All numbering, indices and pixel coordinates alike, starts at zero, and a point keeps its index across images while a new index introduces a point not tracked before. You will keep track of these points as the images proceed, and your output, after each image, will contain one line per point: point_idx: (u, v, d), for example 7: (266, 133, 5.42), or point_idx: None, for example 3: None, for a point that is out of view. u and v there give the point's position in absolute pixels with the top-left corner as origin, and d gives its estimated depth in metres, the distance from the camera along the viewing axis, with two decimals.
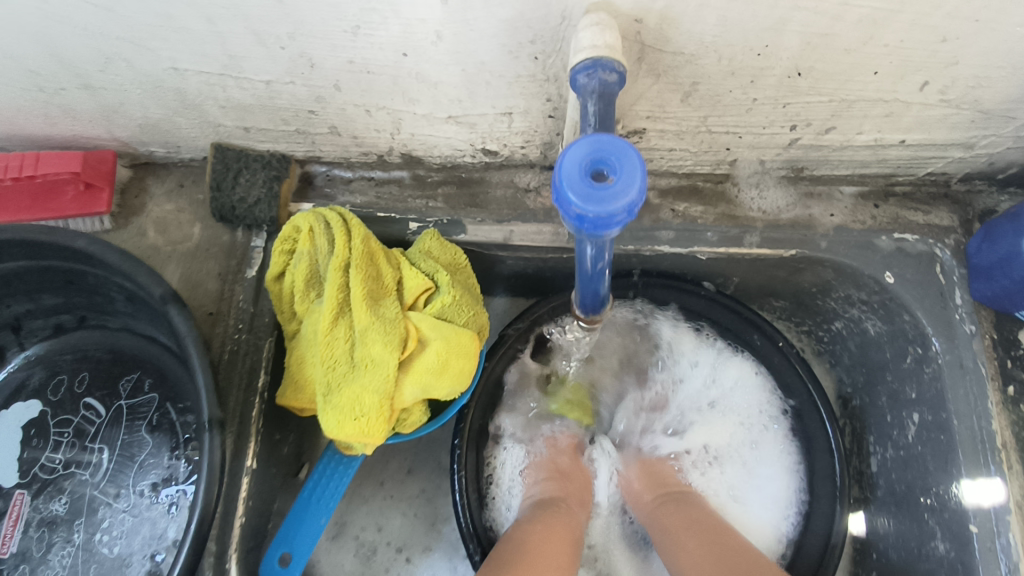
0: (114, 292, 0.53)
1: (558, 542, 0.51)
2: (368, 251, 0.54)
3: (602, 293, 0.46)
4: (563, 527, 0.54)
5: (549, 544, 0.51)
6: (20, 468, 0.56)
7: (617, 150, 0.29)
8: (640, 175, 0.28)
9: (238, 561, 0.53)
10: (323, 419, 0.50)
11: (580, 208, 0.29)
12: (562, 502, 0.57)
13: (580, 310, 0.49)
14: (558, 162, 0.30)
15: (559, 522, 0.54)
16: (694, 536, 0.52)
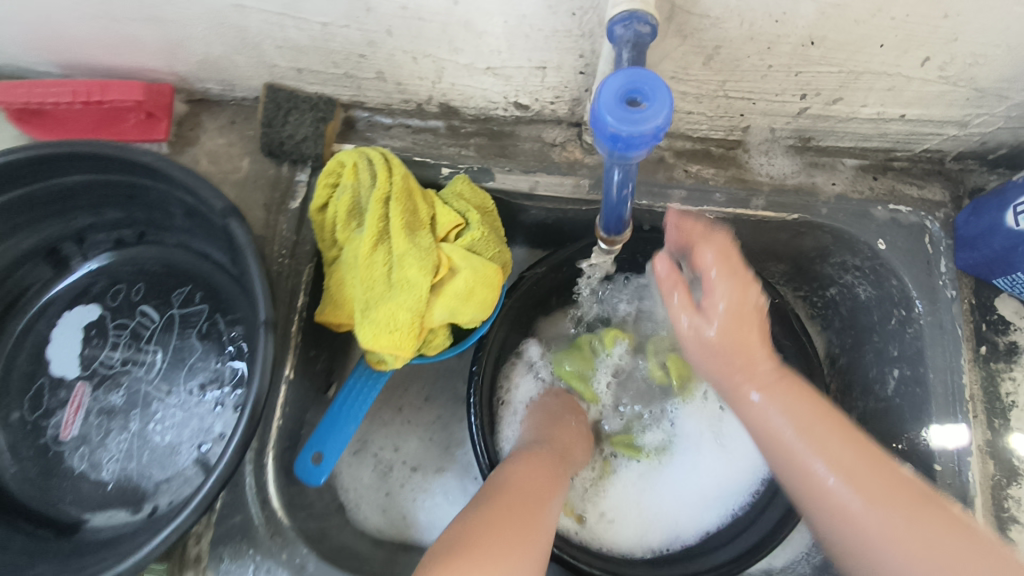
0: (174, 208, 0.59)
1: (545, 484, 0.55)
2: (406, 187, 0.59)
3: (625, 217, 0.50)
4: (550, 472, 0.57)
5: (534, 483, 0.54)
6: (81, 363, 0.62)
7: (649, 82, 0.34)
8: (669, 105, 0.34)
9: (274, 455, 0.60)
10: (361, 332, 0.56)
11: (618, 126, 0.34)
12: (551, 453, 0.60)
13: (604, 234, 0.53)
14: (597, 91, 0.35)
15: (547, 469, 0.57)
16: (819, 429, 0.44)
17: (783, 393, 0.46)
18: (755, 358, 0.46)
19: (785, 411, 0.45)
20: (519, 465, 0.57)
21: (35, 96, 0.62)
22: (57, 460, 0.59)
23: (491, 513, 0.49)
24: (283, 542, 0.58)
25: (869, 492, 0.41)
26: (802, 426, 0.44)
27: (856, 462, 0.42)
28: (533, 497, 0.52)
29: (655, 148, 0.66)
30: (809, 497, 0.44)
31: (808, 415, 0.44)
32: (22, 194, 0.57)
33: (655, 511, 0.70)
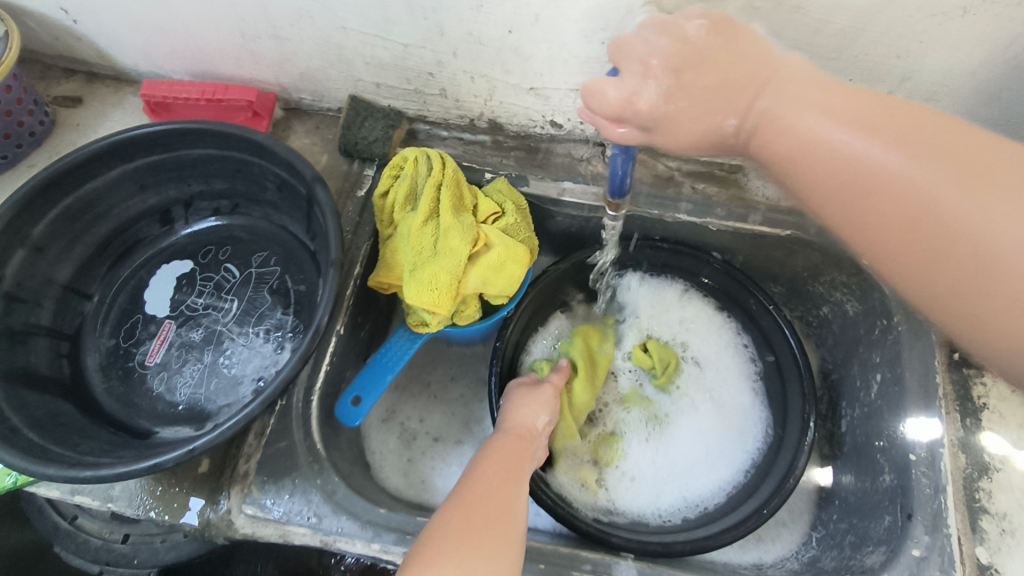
0: (269, 181, 0.72)
1: (507, 478, 0.58)
2: (456, 179, 0.71)
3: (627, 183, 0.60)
4: (514, 463, 0.60)
5: (497, 477, 0.57)
6: (171, 305, 0.74)
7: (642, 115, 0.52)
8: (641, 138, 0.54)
9: (319, 399, 0.69)
10: (407, 289, 0.66)
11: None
12: (518, 440, 0.63)
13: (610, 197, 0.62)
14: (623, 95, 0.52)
15: (508, 458, 0.60)
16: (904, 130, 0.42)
17: (835, 113, 0.43)
18: (788, 88, 0.44)
19: (848, 133, 0.42)
20: (484, 460, 0.60)
21: (172, 92, 0.78)
22: (140, 380, 0.69)
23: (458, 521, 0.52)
24: (319, 468, 0.66)
25: (966, 176, 0.40)
26: (879, 139, 0.42)
27: (944, 154, 0.40)
28: (494, 493, 0.55)
29: (667, 167, 0.78)
30: (895, 219, 0.42)
31: (878, 126, 0.42)
32: (153, 160, 0.71)
33: (661, 473, 0.76)
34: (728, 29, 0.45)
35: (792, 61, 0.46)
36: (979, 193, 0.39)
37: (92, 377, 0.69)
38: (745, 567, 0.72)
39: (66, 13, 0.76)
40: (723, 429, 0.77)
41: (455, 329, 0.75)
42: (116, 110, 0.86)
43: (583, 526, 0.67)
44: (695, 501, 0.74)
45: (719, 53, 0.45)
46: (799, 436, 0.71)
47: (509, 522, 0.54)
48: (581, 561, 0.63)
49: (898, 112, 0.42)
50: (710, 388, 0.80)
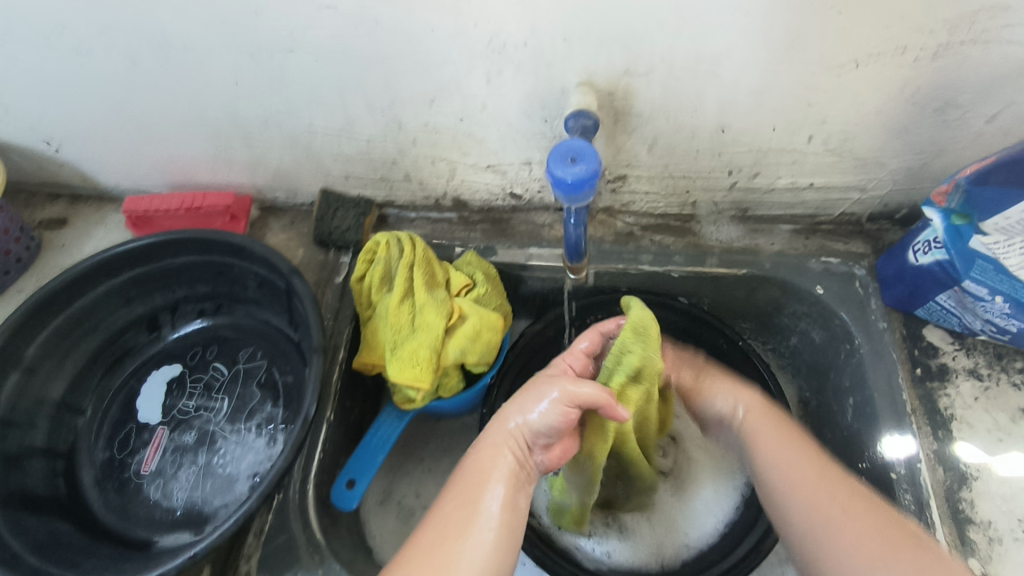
0: (250, 280, 0.76)
1: (481, 508, 0.54)
2: (427, 257, 0.75)
3: (581, 246, 0.68)
4: (488, 490, 0.55)
5: (467, 511, 0.54)
6: (163, 411, 0.75)
7: (578, 177, 0.53)
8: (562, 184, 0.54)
9: (315, 486, 0.69)
10: (389, 367, 0.69)
11: (565, 176, 0.53)
12: (497, 458, 0.58)
13: (569, 262, 0.71)
14: (590, 160, 0.54)
15: (480, 485, 0.56)
16: (789, 440, 0.60)
17: (765, 420, 0.62)
18: (743, 394, 0.65)
19: (776, 445, 0.59)
20: (473, 471, 0.57)
21: (153, 205, 0.83)
22: (136, 489, 0.70)
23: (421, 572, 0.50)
24: (319, 558, 0.65)
25: (829, 488, 0.54)
26: (791, 448, 0.59)
27: (839, 489, 0.54)
28: (460, 531, 0.52)
29: (625, 224, 0.83)
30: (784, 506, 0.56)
31: (788, 442, 0.59)
32: (139, 272, 0.75)
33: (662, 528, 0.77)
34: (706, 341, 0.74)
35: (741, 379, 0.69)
36: (841, 516, 0.52)
37: (88, 493, 0.70)
38: None
39: (50, 143, 0.81)
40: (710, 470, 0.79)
41: (441, 402, 0.77)
42: (99, 228, 0.90)
43: None
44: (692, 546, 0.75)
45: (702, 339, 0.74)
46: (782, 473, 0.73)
47: (481, 558, 0.51)
48: None
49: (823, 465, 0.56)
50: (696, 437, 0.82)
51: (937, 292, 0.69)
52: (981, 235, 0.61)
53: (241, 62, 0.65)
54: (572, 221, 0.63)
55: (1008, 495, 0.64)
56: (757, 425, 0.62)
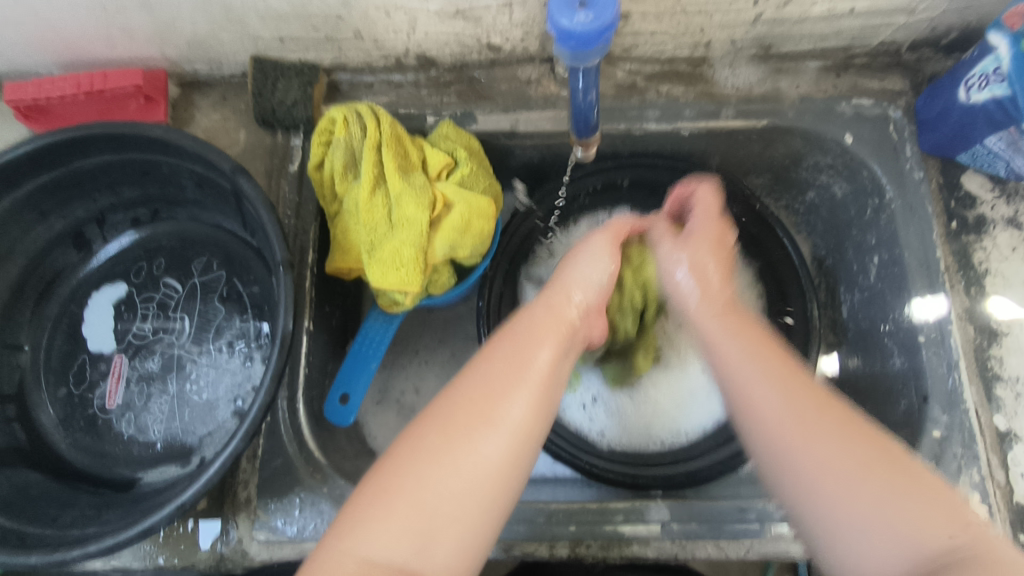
0: (185, 179, 0.63)
1: (533, 367, 0.45)
2: (395, 134, 0.63)
3: (593, 118, 0.56)
4: (540, 349, 0.46)
5: (501, 374, 0.44)
6: (116, 337, 0.66)
7: (590, 33, 0.42)
8: (567, 38, 0.42)
9: (306, 403, 0.63)
10: (370, 272, 0.60)
11: (573, 28, 0.42)
12: (552, 316, 0.49)
13: (577, 136, 0.61)
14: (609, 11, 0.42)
15: (534, 339, 0.47)
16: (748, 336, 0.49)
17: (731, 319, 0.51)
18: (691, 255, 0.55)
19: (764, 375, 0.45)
20: (509, 334, 0.48)
21: (42, 91, 0.66)
22: (106, 426, 0.63)
23: (444, 432, 0.41)
24: (323, 477, 0.61)
25: (794, 395, 0.44)
26: (789, 384, 0.45)
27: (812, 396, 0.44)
28: (501, 390, 0.43)
29: (626, 74, 0.71)
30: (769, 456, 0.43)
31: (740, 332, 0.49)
32: (42, 182, 0.61)
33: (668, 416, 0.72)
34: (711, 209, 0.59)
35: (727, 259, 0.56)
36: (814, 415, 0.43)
37: (52, 436, 0.62)
38: None
39: None
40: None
41: (431, 299, 0.70)
42: None
43: (608, 475, 0.64)
44: (695, 427, 0.71)
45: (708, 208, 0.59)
46: (805, 330, 0.70)
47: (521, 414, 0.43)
48: (614, 513, 0.58)
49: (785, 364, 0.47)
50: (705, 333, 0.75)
51: (987, 135, 0.60)
52: None
53: None
54: (580, 83, 0.51)
55: None
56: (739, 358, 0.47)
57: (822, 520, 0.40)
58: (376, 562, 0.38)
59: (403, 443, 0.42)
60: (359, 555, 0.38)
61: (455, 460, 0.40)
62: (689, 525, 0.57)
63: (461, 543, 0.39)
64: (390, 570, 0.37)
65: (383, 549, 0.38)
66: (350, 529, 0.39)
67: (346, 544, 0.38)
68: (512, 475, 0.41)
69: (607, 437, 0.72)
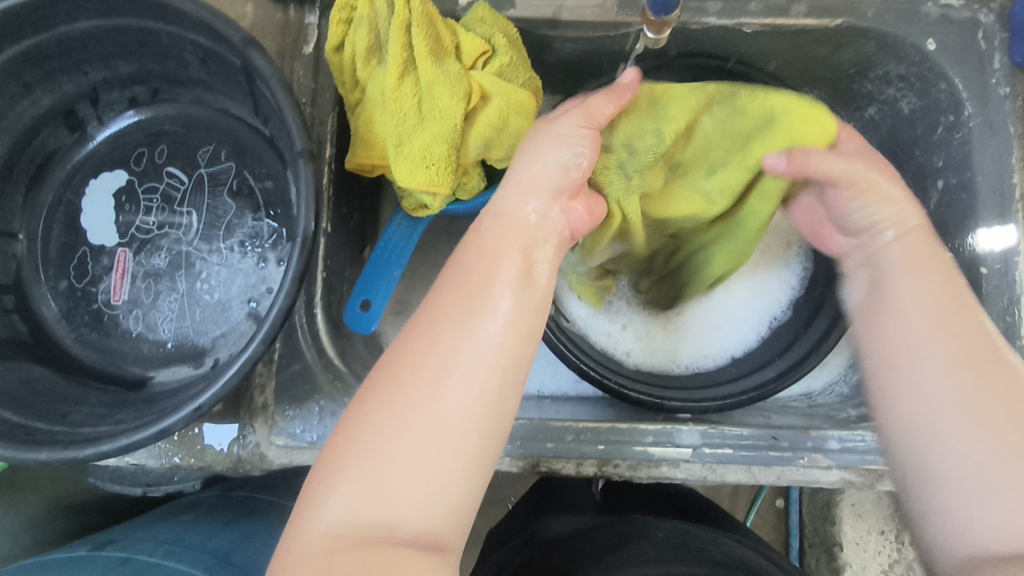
0: (188, 53, 0.56)
1: (493, 300, 0.39)
2: (427, 12, 0.55)
3: None
4: (507, 277, 0.40)
5: (463, 306, 0.39)
6: (118, 230, 0.61)
7: None
8: None
9: (324, 308, 0.60)
10: (397, 169, 0.55)
11: None
12: (513, 224, 0.43)
13: (653, 16, 0.53)
14: None
15: (488, 266, 0.41)
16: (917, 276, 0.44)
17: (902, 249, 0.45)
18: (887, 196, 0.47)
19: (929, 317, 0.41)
20: (472, 252, 0.42)
21: None
22: (113, 323, 0.60)
23: (402, 385, 0.36)
24: (343, 385, 0.58)
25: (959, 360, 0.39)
26: (964, 331, 0.40)
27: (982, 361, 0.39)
28: (463, 327, 0.38)
29: None
30: (902, 401, 0.40)
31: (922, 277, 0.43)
32: (28, 47, 0.53)
33: (701, 341, 0.69)
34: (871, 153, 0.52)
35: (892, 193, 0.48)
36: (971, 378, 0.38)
37: (55, 330, 0.59)
38: (795, 400, 0.69)
39: None
40: (758, 278, 0.70)
41: (457, 206, 0.65)
42: None
43: (633, 395, 0.60)
44: (725, 352, 0.68)
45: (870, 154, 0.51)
46: None
47: (483, 350, 0.37)
48: (644, 434, 0.56)
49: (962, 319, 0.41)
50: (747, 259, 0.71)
51: None
52: None
53: None
54: None
55: None
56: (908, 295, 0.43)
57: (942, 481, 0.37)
58: (345, 527, 0.34)
59: (358, 402, 0.37)
60: (327, 523, 0.34)
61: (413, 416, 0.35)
62: (721, 450, 0.56)
63: (425, 502, 0.34)
64: (360, 531, 0.34)
65: (343, 507, 0.34)
66: (314, 498, 0.35)
67: (311, 514, 0.35)
68: (482, 423, 0.36)
69: (633, 357, 0.68)
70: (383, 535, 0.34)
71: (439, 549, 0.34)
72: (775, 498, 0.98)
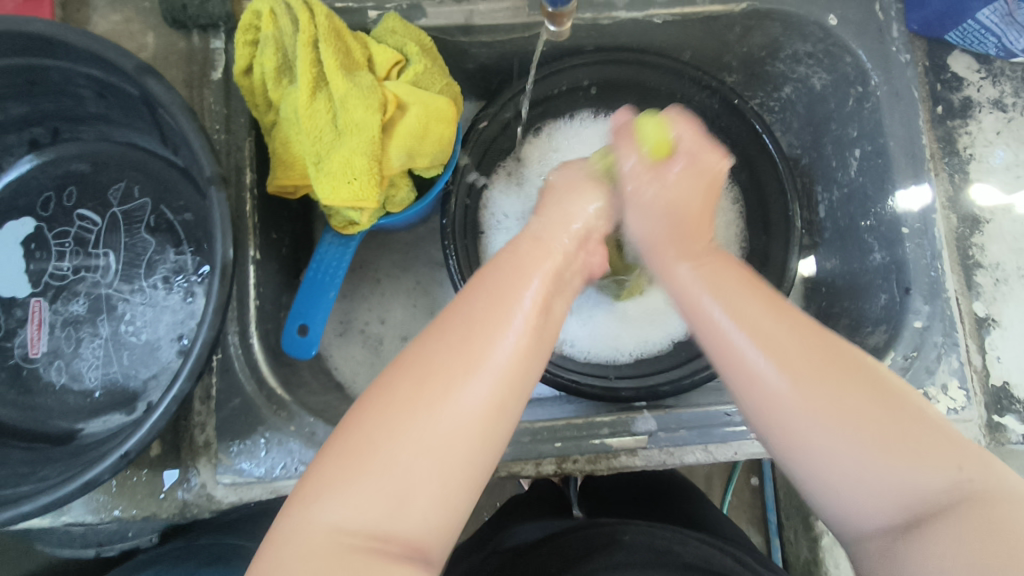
0: (85, 87, 0.53)
1: (518, 316, 0.38)
2: (333, 27, 0.54)
3: None
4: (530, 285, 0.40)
5: (482, 315, 0.38)
6: (30, 279, 0.58)
7: None
8: None
9: (260, 338, 0.57)
10: (319, 188, 0.53)
11: None
12: (545, 238, 0.44)
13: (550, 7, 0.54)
14: None
15: (512, 283, 0.40)
16: (728, 284, 0.42)
17: (659, 225, 0.47)
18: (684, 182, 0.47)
19: (733, 306, 0.40)
20: (498, 264, 0.42)
21: None
22: (33, 378, 0.56)
23: (419, 396, 0.35)
24: (288, 415, 0.56)
25: (795, 368, 0.37)
26: (790, 326, 0.38)
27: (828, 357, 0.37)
28: (483, 346, 0.37)
29: None
30: (755, 395, 0.38)
31: (723, 282, 0.42)
32: None
33: (644, 328, 0.69)
34: (702, 168, 0.47)
35: (695, 209, 0.47)
36: (824, 380, 0.36)
37: None
38: None
39: None
40: None
41: (389, 219, 0.64)
42: None
43: (588, 389, 0.60)
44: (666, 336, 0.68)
45: (689, 180, 0.47)
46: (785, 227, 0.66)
47: (504, 360, 0.37)
48: (600, 426, 0.55)
49: (780, 316, 0.39)
50: None
51: (982, 7, 0.56)
52: None
53: None
54: None
55: (1017, 234, 0.59)
56: (721, 298, 0.41)
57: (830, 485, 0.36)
58: (347, 530, 0.34)
59: (370, 395, 0.37)
60: (325, 524, 0.34)
61: (419, 430, 0.35)
62: (677, 433, 0.55)
63: (438, 508, 0.35)
64: (361, 540, 0.34)
65: (353, 514, 0.34)
66: (316, 494, 0.35)
67: (311, 514, 0.35)
68: (487, 433, 0.36)
69: (578, 349, 0.68)
70: (380, 542, 0.34)
71: (430, 556, 0.35)
72: (749, 475, 0.98)
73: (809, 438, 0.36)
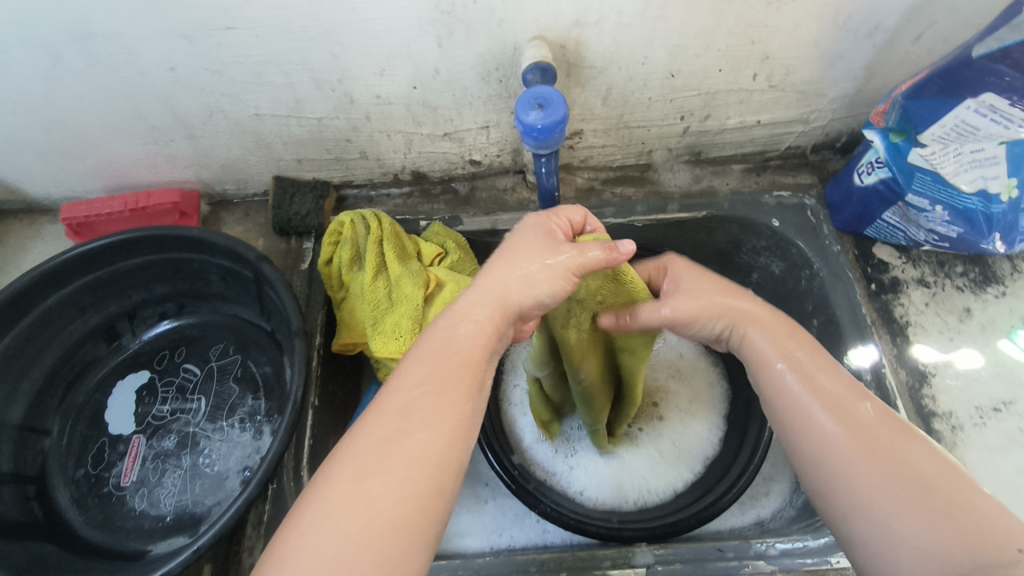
0: (212, 274, 0.73)
1: (430, 408, 0.44)
2: (395, 231, 0.74)
3: (554, 195, 0.70)
4: (450, 377, 0.46)
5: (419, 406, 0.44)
6: (136, 420, 0.72)
7: (555, 105, 0.55)
8: (530, 128, 0.55)
9: (310, 473, 0.67)
10: (374, 342, 0.69)
11: (534, 123, 0.55)
12: (466, 321, 0.49)
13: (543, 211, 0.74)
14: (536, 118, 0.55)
15: (435, 374, 0.46)
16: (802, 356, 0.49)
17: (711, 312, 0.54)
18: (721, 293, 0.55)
19: (800, 369, 0.48)
20: (424, 350, 0.48)
21: (93, 210, 0.78)
22: (120, 503, 0.67)
23: (358, 487, 0.41)
24: None
25: (850, 431, 0.44)
26: (857, 400, 0.46)
27: (882, 432, 0.43)
28: (403, 439, 0.43)
29: (584, 179, 0.84)
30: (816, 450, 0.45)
31: (796, 350, 0.50)
32: (88, 280, 0.70)
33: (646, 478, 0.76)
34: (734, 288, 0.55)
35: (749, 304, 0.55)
36: (875, 446, 0.43)
37: (67, 514, 0.66)
38: (747, 528, 0.72)
39: None
40: (692, 420, 0.79)
41: None
42: (36, 242, 0.85)
43: (592, 527, 0.64)
44: (668, 486, 0.75)
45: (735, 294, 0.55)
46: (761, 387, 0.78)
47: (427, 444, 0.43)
48: (602, 558, 0.62)
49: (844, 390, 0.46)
50: (681, 399, 0.81)
51: (883, 210, 0.73)
52: (919, 148, 0.64)
53: (174, 46, 0.60)
54: (543, 170, 0.64)
55: (963, 387, 0.69)
56: (794, 368, 0.48)
57: (876, 541, 0.40)
58: None
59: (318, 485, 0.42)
60: None
61: (360, 513, 0.40)
62: (672, 565, 0.61)
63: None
64: None
65: None
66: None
67: None
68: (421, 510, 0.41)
69: (586, 495, 0.75)
70: None
71: None
72: None
73: (851, 497, 0.42)
